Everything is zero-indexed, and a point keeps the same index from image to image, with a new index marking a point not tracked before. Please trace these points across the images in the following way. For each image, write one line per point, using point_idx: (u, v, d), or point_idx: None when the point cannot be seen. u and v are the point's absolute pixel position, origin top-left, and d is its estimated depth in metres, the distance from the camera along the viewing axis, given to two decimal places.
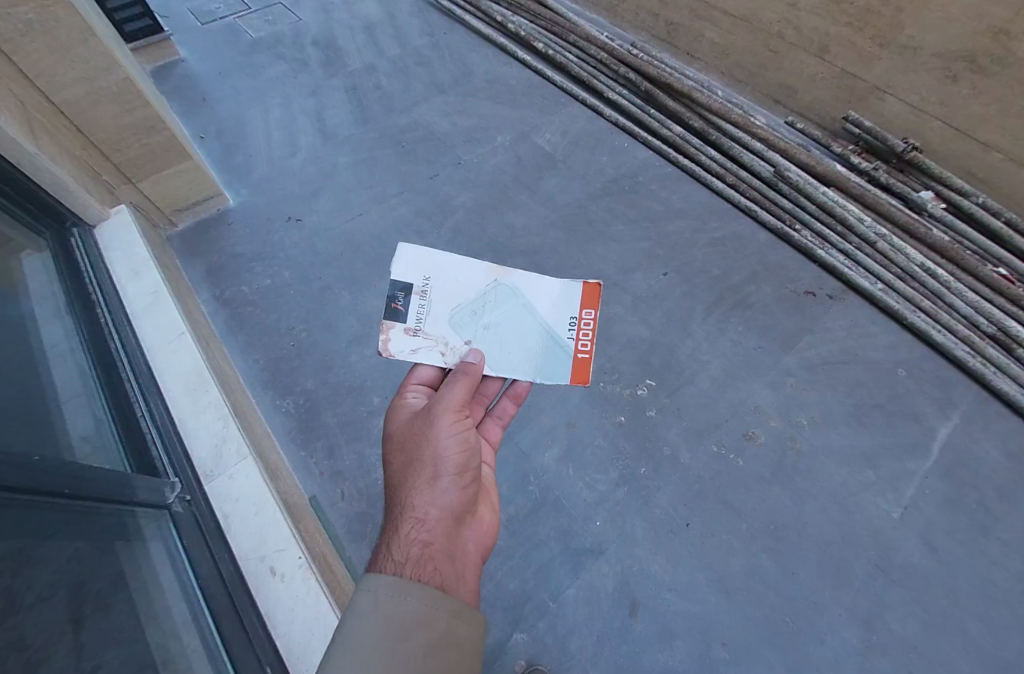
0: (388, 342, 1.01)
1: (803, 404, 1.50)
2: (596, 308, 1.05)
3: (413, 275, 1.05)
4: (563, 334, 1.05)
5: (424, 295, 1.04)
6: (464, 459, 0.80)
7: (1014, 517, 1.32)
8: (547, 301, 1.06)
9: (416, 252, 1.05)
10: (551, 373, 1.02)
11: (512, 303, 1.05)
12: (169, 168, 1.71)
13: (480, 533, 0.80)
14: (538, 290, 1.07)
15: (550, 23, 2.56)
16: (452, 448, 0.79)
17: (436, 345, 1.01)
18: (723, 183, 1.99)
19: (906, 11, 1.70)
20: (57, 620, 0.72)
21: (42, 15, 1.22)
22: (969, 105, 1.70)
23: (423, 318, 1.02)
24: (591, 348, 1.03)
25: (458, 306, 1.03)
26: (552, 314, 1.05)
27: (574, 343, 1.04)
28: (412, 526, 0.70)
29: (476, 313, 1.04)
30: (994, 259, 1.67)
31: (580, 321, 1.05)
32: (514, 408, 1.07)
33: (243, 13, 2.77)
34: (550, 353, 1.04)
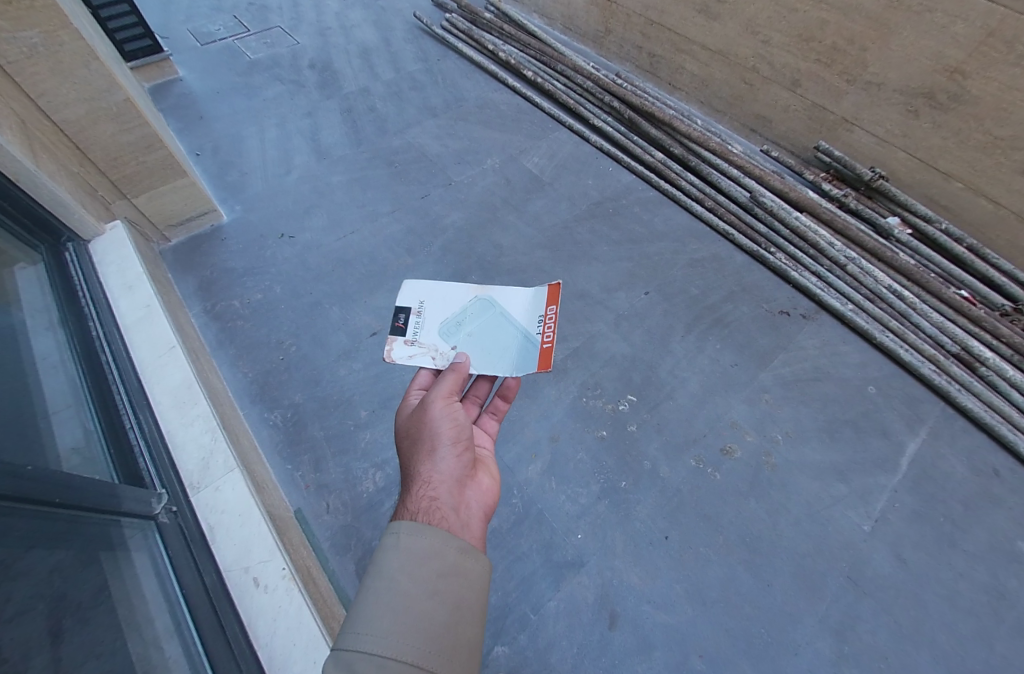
0: (391, 351, 1.10)
1: (778, 420, 1.56)
2: (558, 305, 1.08)
3: (410, 298, 1.17)
4: (532, 330, 1.09)
5: (420, 314, 1.15)
6: (458, 431, 0.86)
7: (978, 529, 1.38)
8: (518, 305, 1.13)
9: (413, 283, 1.19)
10: (519, 367, 1.03)
11: (488, 314, 1.12)
12: (165, 185, 1.75)
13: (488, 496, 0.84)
14: (512, 298, 1.14)
15: (539, 52, 2.68)
16: (446, 422, 0.86)
17: (427, 351, 1.08)
18: (702, 206, 2.08)
19: (870, 50, 1.81)
20: (35, 633, 0.73)
21: (47, 39, 1.27)
22: (930, 137, 1.81)
23: (419, 331, 1.12)
24: (552, 340, 1.05)
25: (445, 320, 1.13)
26: (520, 317, 1.12)
27: (540, 337, 1.06)
28: (419, 488, 0.76)
29: (459, 324, 1.11)
30: (957, 281, 1.76)
31: (545, 317, 1.09)
32: (505, 405, 1.08)
33: (242, 35, 2.85)
34: (523, 349, 1.06)
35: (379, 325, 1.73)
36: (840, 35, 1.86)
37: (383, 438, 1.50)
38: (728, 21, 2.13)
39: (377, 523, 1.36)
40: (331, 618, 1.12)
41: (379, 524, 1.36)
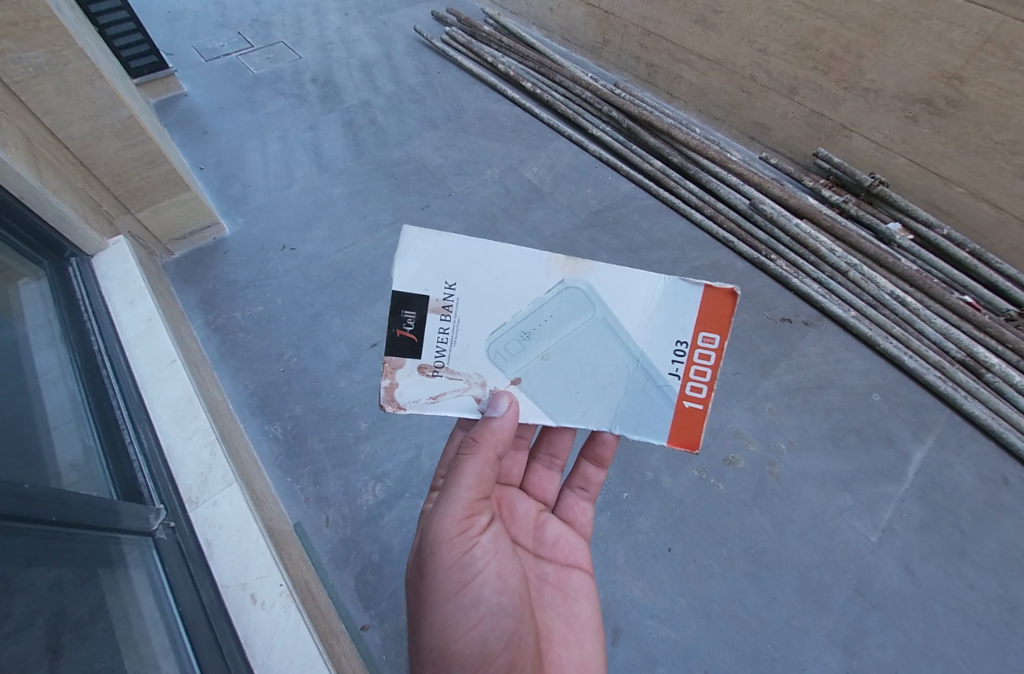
0: (401, 390, 0.83)
1: (781, 428, 1.54)
2: (720, 338, 0.83)
3: (428, 280, 0.79)
4: (669, 375, 0.85)
5: (445, 314, 0.81)
6: (489, 640, 0.74)
7: (989, 539, 1.35)
8: (640, 318, 0.83)
9: (435, 247, 0.79)
10: (649, 421, 0.88)
11: (583, 323, 0.83)
12: (168, 199, 1.77)
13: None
14: (625, 303, 0.83)
15: (537, 64, 2.70)
16: (465, 638, 0.74)
17: (467, 387, 0.84)
18: (702, 214, 2.07)
19: (867, 57, 1.82)
20: (33, 650, 0.73)
21: (53, 59, 1.30)
22: (929, 142, 1.80)
23: (446, 354, 0.82)
24: (707, 395, 0.86)
25: (500, 327, 0.82)
26: (642, 334, 0.84)
27: (679, 380, 0.86)
28: None
29: (530, 337, 0.83)
30: (959, 286, 1.75)
31: (693, 348, 0.85)
32: (600, 475, 1.12)
33: (245, 50, 2.90)
34: (639, 389, 0.87)
35: (379, 336, 1.73)
36: (837, 43, 1.87)
37: (383, 450, 1.50)
38: (725, 31, 2.14)
39: (377, 537, 1.35)
40: (330, 635, 1.10)
41: (379, 538, 1.35)
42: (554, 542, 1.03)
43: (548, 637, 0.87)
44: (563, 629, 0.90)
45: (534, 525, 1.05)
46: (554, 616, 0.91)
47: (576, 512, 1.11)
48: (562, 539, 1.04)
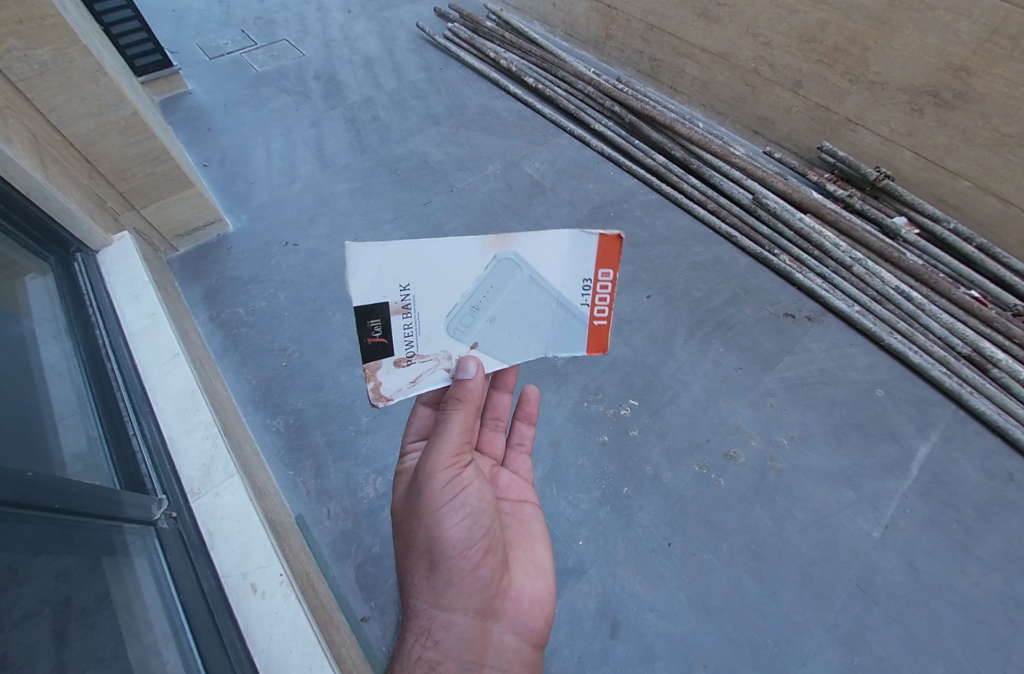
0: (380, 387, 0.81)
1: (783, 424, 1.53)
2: (616, 267, 0.83)
3: (380, 284, 0.74)
4: (580, 306, 0.85)
5: (406, 309, 0.77)
6: (476, 535, 0.80)
7: (994, 536, 1.34)
8: (554, 265, 0.81)
9: (376, 252, 0.72)
10: (569, 348, 0.90)
11: (514, 286, 0.80)
12: (172, 196, 1.78)
13: (531, 618, 0.85)
14: (543, 252, 0.79)
15: (539, 59, 2.70)
16: (452, 526, 0.79)
17: (438, 364, 0.83)
18: (704, 209, 2.06)
19: (872, 49, 1.80)
20: (39, 637, 0.75)
21: (57, 56, 1.31)
22: (935, 135, 1.78)
23: (414, 340, 0.80)
24: (610, 313, 0.87)
25: (454, 307, 0.79)
26: (559, 280, 0.82)
27: (590, 311, 0.87)
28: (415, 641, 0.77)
29: (478, 308, 0.81)
30: (967, 281, 1.72)
31: (596, 282, 0.84)
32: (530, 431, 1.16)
33: (249, 48, 2.91)
34: (563, 326, 0.88)
35: None
36: (842, 35, 1.85)
37: (383, 444, 1.51)
38: (729, 25, 2.13)
39: (377, 530, 1.36)
40: (330, 625, 1.11)
41: (379, 530, 1.36)
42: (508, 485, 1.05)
43: (514, 548, 0.93)
44: (526, 542, 0.95)
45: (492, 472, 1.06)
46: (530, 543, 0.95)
47: (518, 464, 1.12)
48: (515, 481, 1.07)
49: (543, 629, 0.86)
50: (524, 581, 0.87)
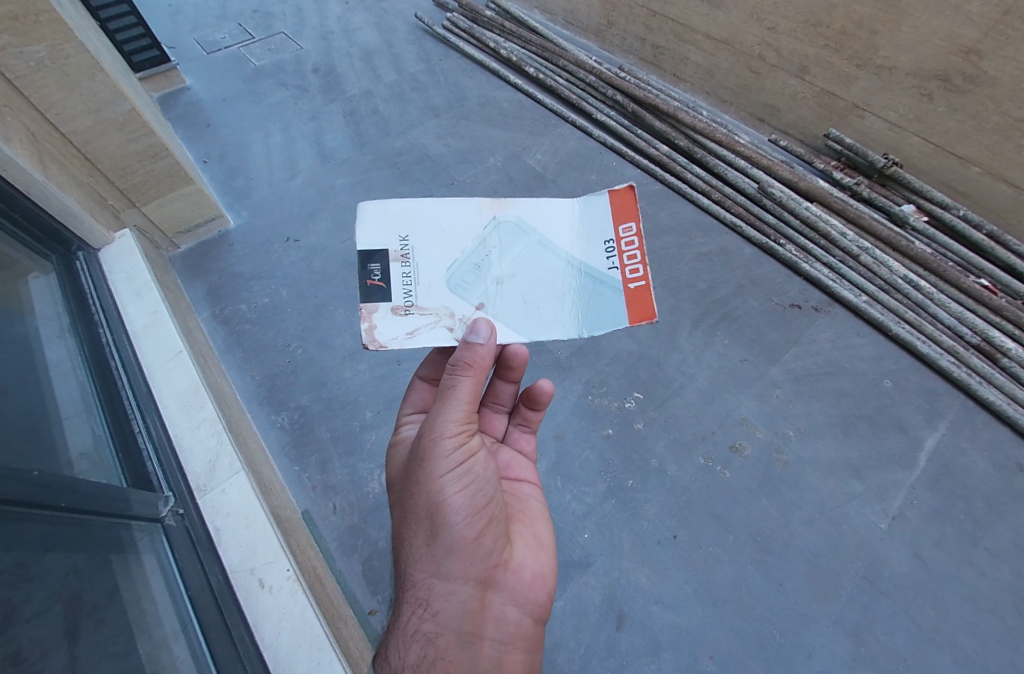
0: (375, 330, 0.81)
1: (789, 415, 1.52)
2: (636, 220, 0.86)
3: (387, 239, 0.85)
4: (606, 268, 0.84)
5: (406, 261, 0.84)
6: (478, 505, 0.78)
7: (1003, 527, 1.33)
8: (564, 234, 0.87)
9: (386, 216, 0.86)
10: (605, 318, 0.83)
11: (522, 248, 0.87)
12: (172, 193, 1.77)
13: (533, 591, 0.84)
14: (551, 223, 0.88)
15: (540, 48, 2.66)
16: (457, 495, 0.76)
17: (439, 319, 0.83)
18: (709, 199, 2.04)
19: (880, 33, 1.76)
20: (52, 633, 0.76)
21: (53, 53, 1.30)
22: (945, 121, 1.75)
23: (413, 293, 0.83)
24: (644, 270, 0.83)
25: (456, 261, 0.85)
26: (574, 248, 0.86)
27: (621, 272, 0.84)
28: (414, 611, 0.74)
29: (482, 266, 0.85)
30: (977, 270, 1.70)
31: (619, 242, 0.86)
32: (536, 416, 1.11)
33: (247, 42, 2.88)
34: (591, 295, 0.85)
35: None
36: (849, 19, 1.81)
37: (388, 438, 1.51)
38: (733, 10, 2.09)
39: (383, 524, 1.37)
40: (337, 619, 1.12)
41: (385, 525, 1.37)
42: (506, 464, 1.05)
43: (514, 523, 0.92)
44: (526, 519, 0.95)
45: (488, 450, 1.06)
46: (526, 517, 0.95)
47: (520, 442, 1.11)
48: (514, 460, 1.06)
49: (544, 602, 0.85)
50: (525, 555, 0.87)
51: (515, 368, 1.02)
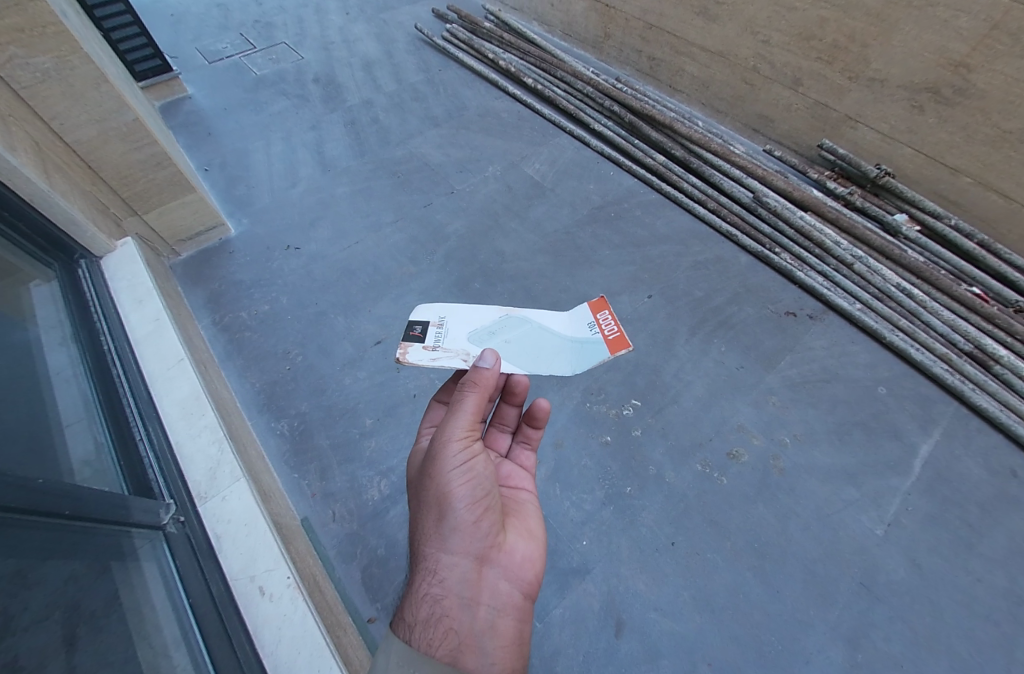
0: (406, 352, 0.93)
1: (785, 423, 1.54)
2: (608, 305, 0.99)
3: (426, 310, 1.00)
4: (588, 332, 0.97)
5: (440, 325, 0.98)
6: (480, 486, 0.81)
7: (997, 533, 1.34)
8: (557, 319, 1.01)
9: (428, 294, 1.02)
10: (591, 363, 0.93)
11: (525, 328, 0.98)
12: (174, 201, 1.79)
13: (524, 570, 0.83)
14: (547, 313, 1.02)
15: (538, 59, 2.70)
16: (459, 482, 0.80)
17: (457, 356, 0.94)
18: (705, 208, 2.06)
19: (872, 47, 1.80)
20: (50, 642, 0.76)
21: (59, 64, 1.32)
22: (935, 132, 1.78)
23: (442, 338, 0.96)
24: (618, 328, 0.95)
25: (474, 327, 0.98)
26: (564, 325, 1.00)
27: (602, 333, 0.96)
28: (420, 581, 0.75)
29: (493, 331, 0.97)
30: (968, 278, 1.72)
31: (599, 320, 0.98)
32: (537, 432, 1.12)
33: (248, 52, 2.92)
34: (580, 352, 0.95)
35: (383, 333, 1.75)
36: (841, 32, 1.84)
37: (387, 446, 1.51)
38: (728, 23, 2.12)
39: (382, 532, 1.37)
40: (337, 627, 1.12)
41: (384, 532, 1.37)
42: (508, 475, 1.05)
43: (511, 516, 0.92)
44: (523, 515, 0.95)
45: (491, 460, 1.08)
46: (523, 513, 0.95)
47: (523, 458, 1.11)
48: (516, 471, 1.06)
49: (536, 586, 0.84)
50: (518, 540, 0.86)
51: (518, 394, 1.07)
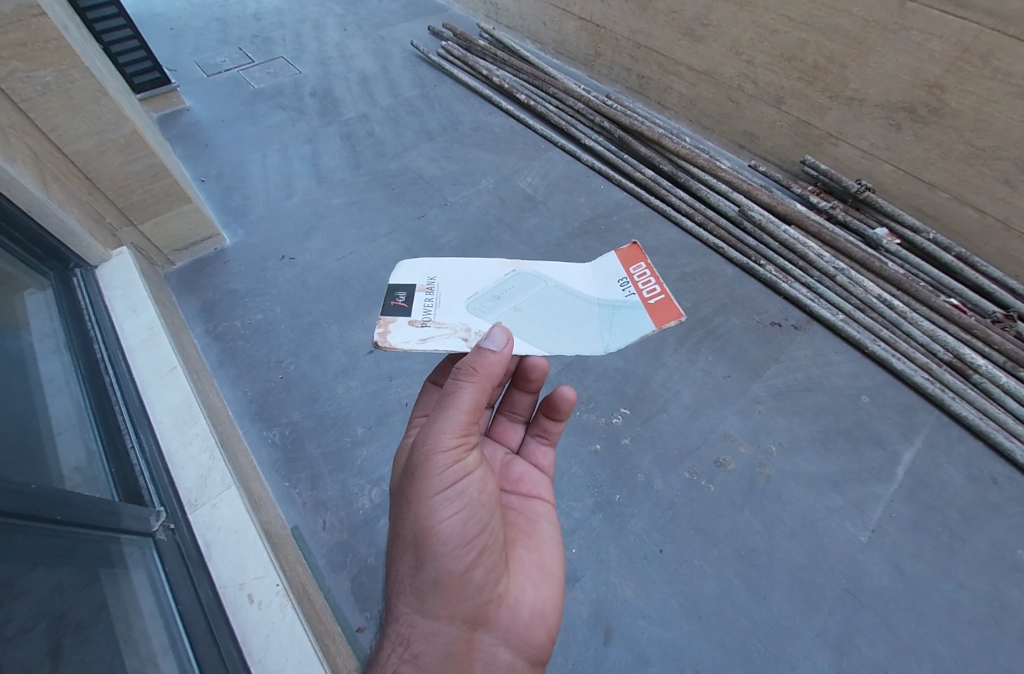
0: (386, 335, 0.93)
1: (771, 431, 1.56)
2: (644, 260, 1.03)
3: (413, 276, 1.02)
4: (626, 295, 0.99)
5: (430, 293, 1.00)
6: (470, 539, 0.79)
7: (978, 538, 1.37)
8: (584, 280, 1.03)
9: (414, 260, 1.05)
10: (638, 326, 0.94)
11: (540, 290, 1.01)
12: (170, 211, 1.81)
13: (529, 630, 0.84)
14: (568, 274, 1.04)
15: (531, 76, 2.77)
16: (448, 522, 0.78)
17: (454, 331, 0.94)
18: (692, 222, 2.11)
19: (850, 68, 1.87)
20: (35, 653, 0.76)
21: (59, 78, 1.35)
22: (913, 149, 1.84)
23: (431, 310, 0.97)
24: (660, 288, 0.98)
25: (470, 296, 1.00)
26: (595, 288, 1.02)
27: (640, 295, 0.98)
28: (399, 646, 0.78)
29: (502, 298, 1.00)
30: (947, 289, 1.78)
31: (633, 278, 1.02)
32: (557, 426, 1.15)
33: (246, 65, 2.97)
34: (620, 314, 0.97)
35: (376, 342, 1.77)
36: (821, 53, 1.91)
37: (379, 454, 1.52)
38: (713, 44, 2.20)
39: (373, 540, 1.38)
40: (325, 635, 1.12)
41: (375, 541, 1.38)
42: (519, 477, 1.11)
43: (516, 550, 0.93)
44: (531, 545, 0.96)
45: (502, 464, 1.12)
46: (528, 545, 0.95)
47: (537, 455, 1.16)
48: (527, 477, 1.11)
49: (542, 643, 0.85)
50: (524, 590, 0.87)
51: (533, 380, 1.11)
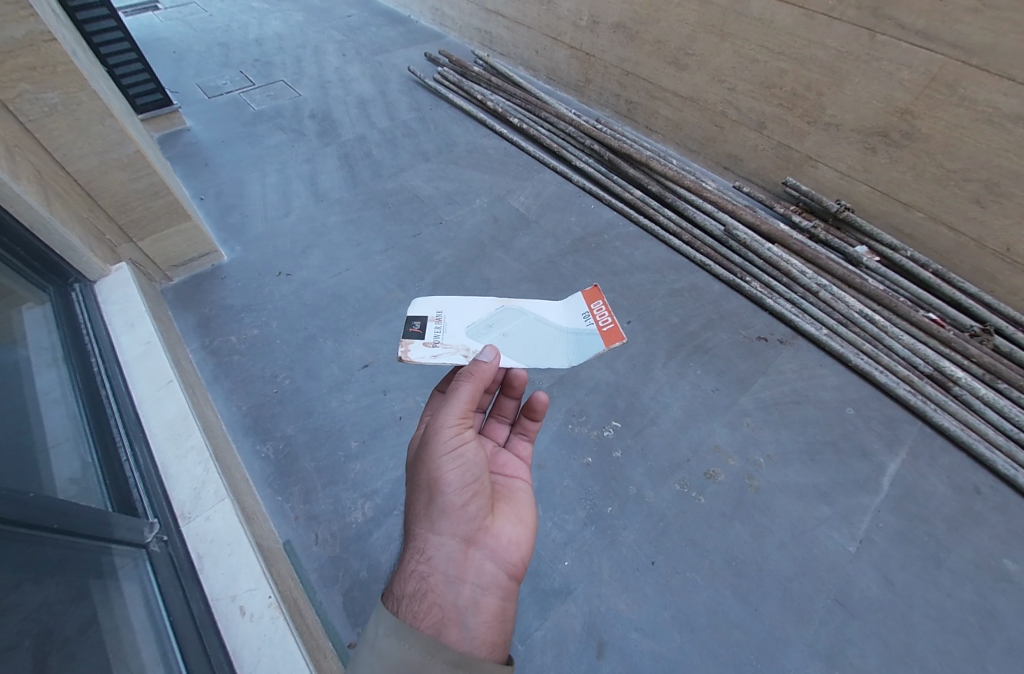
0: (408, 349, 0.97)
1: (759, 443, 1.59)
2: (602, 297, 1.05)
3: (426, 306, 1.06)
4: (584, 324, 1.02)
5: (439, 320, 1.03)
6: (469, 474, 0.85)
7: (963, 548, 1.39)
8: (551, 311, 1.07)
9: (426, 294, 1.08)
10: (587, 354, 0.98)
11: (521, 320, 1.04)
12: (170, 229, 1.85)
13: (510, 553, 0.85)
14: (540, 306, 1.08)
15: (524, 101, 2.87)
16: (452, 469, 0.84)
17: (458, 351, 0.98)
18: (680, 240, 2.18)
19: (827, 96, 1.96)
20: (22, 664, 0.75)
21: (66, 99, 1.40)
22: (888, 171, 1.93)
23: (441, 333, 1.01)
24: (612, 321, 1.01)
25: (473, 322, 1.03)
26: (560, 318, 1.05)
27: (596, 324, 1.01)
28: (410, 558, 0.79)
29: (491, 325, 1.03)
30: (925, 304, 1.84)
31: (592, 312, 1.04)
32: (533, 423, 1.15)
33: (247, 88, 3.05)
34: (577, 342, 1.01)
35: (371, 357, 1.79)
36: (798, 82, 2.01)
37: (372, 468, 1.53)
38: (697, 71, 2.30)
39: (365, 554, 1.38)
40: (316, 650, 1.11)
41: (367, 555, 1.38)
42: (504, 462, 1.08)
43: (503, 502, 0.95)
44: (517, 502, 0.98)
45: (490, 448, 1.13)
46: (516, 499, 0.98)
47: (518, 448, 1.15)
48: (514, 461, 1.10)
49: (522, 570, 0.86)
50: (505, 525, 0.89)
51: (517, 388, 1.12)
